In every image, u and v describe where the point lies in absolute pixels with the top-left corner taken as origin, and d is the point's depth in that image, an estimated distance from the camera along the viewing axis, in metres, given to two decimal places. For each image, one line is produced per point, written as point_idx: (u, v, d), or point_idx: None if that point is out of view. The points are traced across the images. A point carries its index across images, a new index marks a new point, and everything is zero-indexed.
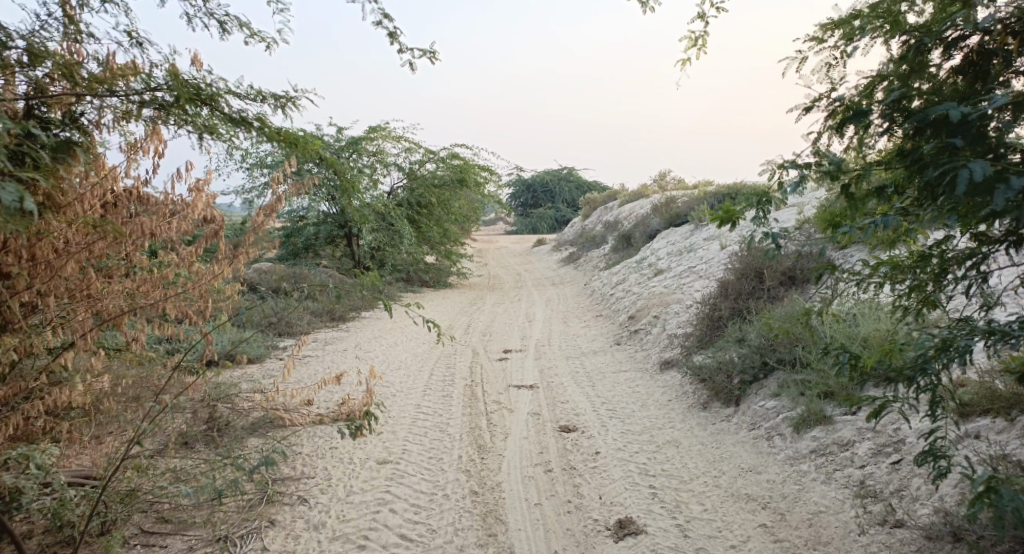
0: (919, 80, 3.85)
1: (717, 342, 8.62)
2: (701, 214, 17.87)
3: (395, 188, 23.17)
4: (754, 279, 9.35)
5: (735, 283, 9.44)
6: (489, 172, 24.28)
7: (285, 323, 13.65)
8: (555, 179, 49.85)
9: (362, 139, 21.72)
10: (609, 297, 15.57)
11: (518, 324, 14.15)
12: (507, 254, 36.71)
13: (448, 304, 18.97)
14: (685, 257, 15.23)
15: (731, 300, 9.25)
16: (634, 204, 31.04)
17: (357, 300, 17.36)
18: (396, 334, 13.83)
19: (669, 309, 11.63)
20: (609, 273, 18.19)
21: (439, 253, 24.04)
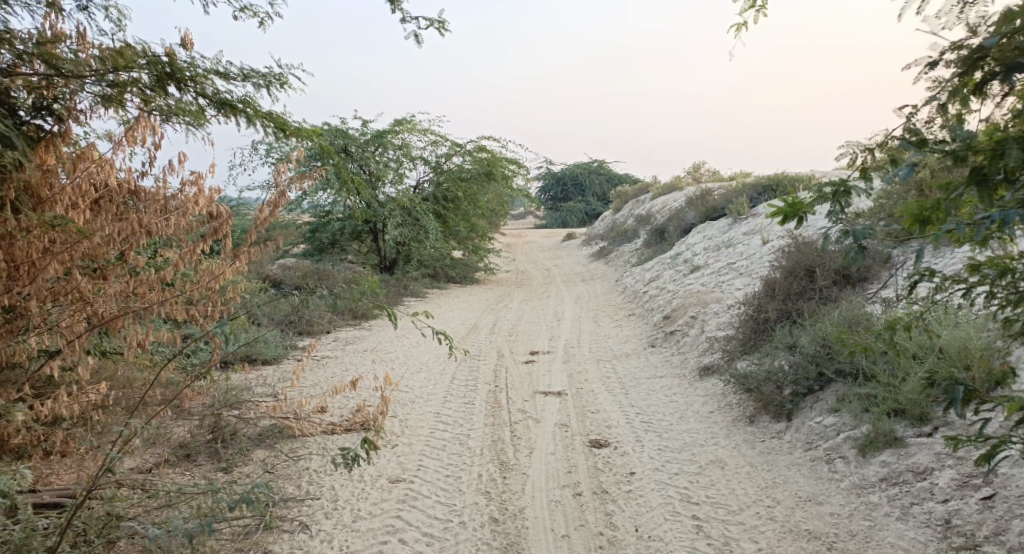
0: (1009, 57, 3.32)
1: (764, 347, 7.89)
2: (739, 208, 17.09)
3: (421, 181, 22.55)
4: (804, 278, 8.60)
5: (782, 282, 8.70)
6: (517, 164, 23.59)
7: (304, 322, 13.09)
8: (585, 172, 49.02)
9: (388, 132, 21.09)
10: (642, 295, 14.87)
11: (547, 323, 13.49)
12: (536, 249, 36.03)
13: (475, 301, 18.37)
14: (722, 253, 14.48)
15: (778, 301, 8.50)
16: (667, 197, 30.19)
17: (381, 298, 16.82)
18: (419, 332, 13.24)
19: (708, 309, 10.91)
20: (642, 269, 17.48)
21: (466, 248, 23.42)
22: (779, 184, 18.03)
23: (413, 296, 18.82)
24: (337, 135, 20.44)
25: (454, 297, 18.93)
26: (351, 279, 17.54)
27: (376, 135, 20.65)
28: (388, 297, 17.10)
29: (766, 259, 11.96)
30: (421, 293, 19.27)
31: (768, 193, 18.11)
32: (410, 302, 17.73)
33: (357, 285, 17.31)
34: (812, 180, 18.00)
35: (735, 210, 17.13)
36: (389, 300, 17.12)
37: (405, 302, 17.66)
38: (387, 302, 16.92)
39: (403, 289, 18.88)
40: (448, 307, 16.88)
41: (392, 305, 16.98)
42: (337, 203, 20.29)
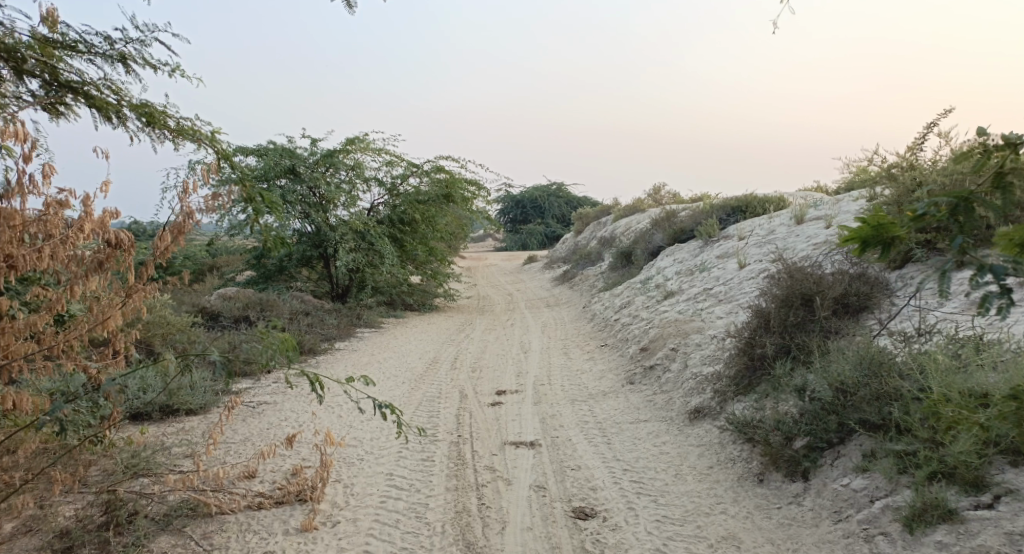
0: None
1: (762, 388, 6.94)
2: (710, 229, 16.26)
3: (375, 204, 21.47)
4: (801, 308, 7.66)
5: (776, 311, 7.76)
6: (476, 186, 22.60)
7: (246, 360, 11.95)
8: (544, 195, 48.25)
9: (338, 152, 19.99)
10: (612, 324, 13.94)
11: (512, 356, 12.46)
12: (497, 273, 35.09)
13: (434, 330, 17.33)
14: (696, 277, 13.61)
15: (775, 334, 7.56)
16: (630, 219, 29.47)
17: (332, 330, 15.72)
18: (372, 369, 12.15)
19: (689, 340, 9.96)
20: (609, 294, 16.58)
21: (424, 274, 22.34)
22: (750, 203, 17.25)
23: (367, 327, 17.72)
24: (285, 157, 19.31)
25: (413, 327, 17.88)
26: (301, 310, 16.44)
27: (328, 156, 19.54)
28: (340, 329, 15.99)
29: (748, 285, 11.08)
30: (377, 322, 18.20)
31: (738, 212, 17.32)
32: (363, 333, 16.65)
33: (307, 316, 16.21)
34: (785, 198, 17.25)
35: (706, 231, 16.30)
36: (340, 331, 16.02)
37: (359, 333, 16.57)
38: (340, 334, 15.83)
39: (356, 319, 17.77)
40: (404, 339, 15.80)
41: (345, 336, 15.88)
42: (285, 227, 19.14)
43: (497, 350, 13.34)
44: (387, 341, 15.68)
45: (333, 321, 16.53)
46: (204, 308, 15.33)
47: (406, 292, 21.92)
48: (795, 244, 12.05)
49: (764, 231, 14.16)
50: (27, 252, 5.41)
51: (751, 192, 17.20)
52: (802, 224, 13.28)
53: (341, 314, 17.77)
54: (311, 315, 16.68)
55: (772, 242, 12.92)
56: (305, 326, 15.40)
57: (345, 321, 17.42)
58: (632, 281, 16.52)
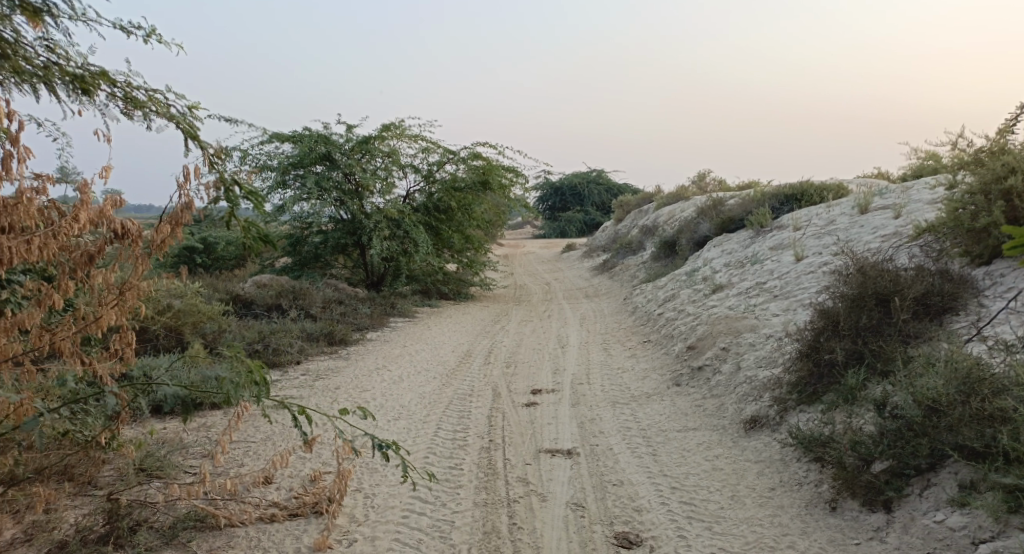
0: None
1: (835, 403, 6.24)
2: (762, 219, 15.42)
3: (411, 191, 20.87)
4: (875, 312, 6.92)
5: (844, 314, 7.02)
6: (515, 172, 21.91)
7: (273, 351, 11.42)
8: (584, 182, 47.38)
9: (373, 137, 19.39)
10: (655, 319, 13.21)
11: (550, 352, 11.79)
12: (534, 261, 34.42)
13: (471, 321, 16.72)
14: (746, 271, 12.81)
15: (844, 339, 6.82)
16: (673, 208, 28.60)
17: (365, 319, 15.17)
18: (404, 362, 11.58)
19: (742, 340, 9.23)
20: (654, 286, 15.83)
21: (461, 262, 21.74)
22: (804, 192, 16.38)
23: (402, 317, 17.15)
24: (319, 141, 18.76)
25: (448, 317, 17.28)
26: (335, 298, 15.91)
27: (363, 141, 18.98)
28: (373, 319, 15.46)
29: (806, 282, 10.32)
30: (412, 311, 17.64)
31: (791, 202, 16.46)
32: (397, 323, 16.08)
33: (340, 304, 15.67)
34: (841, 188, 16.34)
35: (757, 221, 15.47)
36: (374, 320, 15.46)
37: (393, 322, 16.01)
38: (373, 324, 15.27)
39: (391, 308, 17.22)
40: (439, 330, 15.21)
41: (378, 326, 15.33)
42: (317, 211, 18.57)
43: (535, 345, 12.68)
44: (421, 331, 15.08)
45: (367, 309, 15.98)
46: (234, 294, 14.80)
47: (442, 280, 21.34)
48: (857, 238, 11.24)
49: (820, 223, 13.33)
50: (12, 244, 4.82)
51: (805, 181, 16.32)
52: (863, 216, 12.44)
53: (375, 302, 17.21)
54: (344, 303, 16.14)
55: (830, 235, 12.11)
56: (338, 315, 14.86)
57: (380, 309, 16.88)
58: (677, 273, 15.75)
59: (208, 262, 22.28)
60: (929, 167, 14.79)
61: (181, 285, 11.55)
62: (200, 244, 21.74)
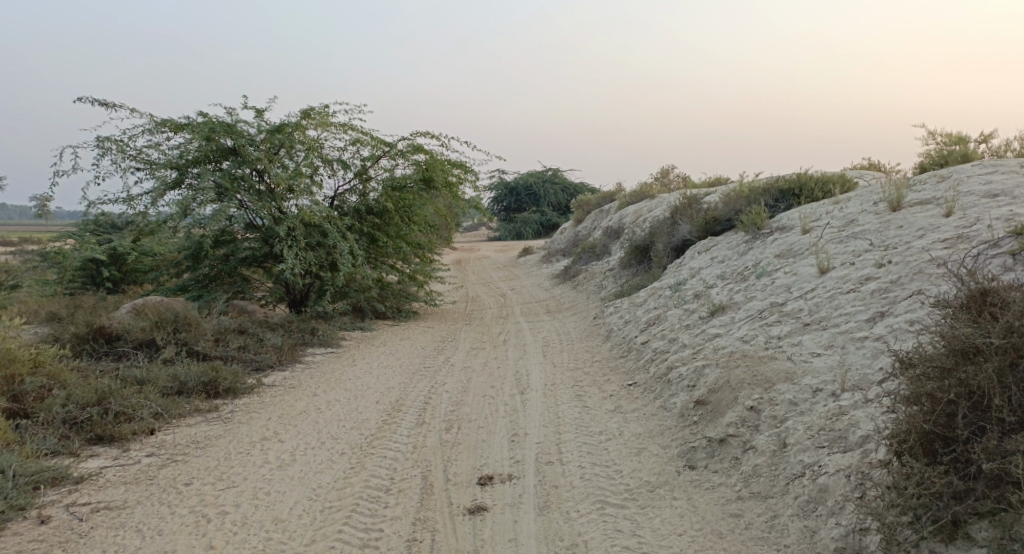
0: None
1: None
2: (757, 219, 12.78)
3: (339, 193, 17.83)
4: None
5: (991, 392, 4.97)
6: (461, 169, 18.96)
7: (117, 417, 8.46)
8: (539, 181, 44.52)
9: (285, 127, 16.33)
10: (640, 350, 10.38)
11: (502, 406, 8.89)
12: (489, 267, 31.55)
13: (409, 349, 13.81)
14: (751, 286, 10.07)
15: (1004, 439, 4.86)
16: (640, 206, 25.82)
17: (268, 357, 12.19)
18: (308, 426, 8.60)
19: (779, 395, 6.47)
20: (630, 304, 13.06)
21: (402, 274, 18.72)
22: (803, 185, 13.64)
23: (322, 348, 14.16)
24: (220, 132, 15.71)
25: (378, 346, 14.26)
26: (235, 327, 12.92)
27: (276, 131, 15.98)
28: (284, 354, 12.51)
29: (850, 308, 7.60)
30: (337, 338, 14.69)
31: (789, 198, 13.69)
32: (316, 357, 13.09)
33: (240, 335, 12.67)
34: (846, 180, 13.60)
35: (751, 220, 12.88)
36: (281, 355, 12.47)
37: (309, 357, 13.05)
38: (279, 362, 12.30)
39: (310, 337, 14.24)
40: (367, 367, 12.19)
41: (286, 365, 12.36)
42: (215, 218, 15.49)
43: (482, 391, 9.71)
44: (341, 370, 12.03)
45: (276, 339, 13.01)
46: (96, 328, 11.77)
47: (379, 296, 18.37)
48: (902, 246, 8.56)
49: (837, 224, 10.63)
50: None
51: (805, 172, 13.59)
52: (896, 214, 9.82)
53: (288, 331, 14.22)
54: (247, 333, 13.14)
55: (860, 240, 9.40)
56: (234, 352, 11.88)
57: (295, 340, 13.92)
58: (659, 287, 12.97)
59: (118, 277, 19.38)
60: (958, 151, 12.18)
61: None
62: (107, 258, 19.00)
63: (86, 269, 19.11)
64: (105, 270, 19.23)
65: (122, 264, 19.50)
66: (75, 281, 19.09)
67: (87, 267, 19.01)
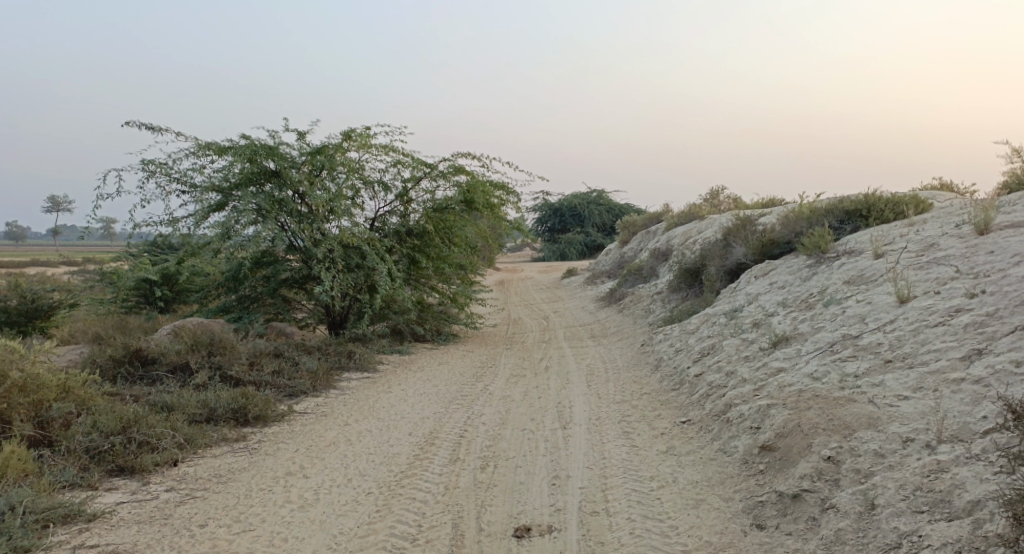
0: None
1: None
2: (822, 240, 12.06)
3: (380, 215, 17.22)
4: None
5: None
6: (505, 190, 18.29)
7: (141, 447, 7.83)
8: (584, 202, 43.78)
9: (329, 149, 15.75)
10: (694, 383, 9.56)
11: (544, 446, 8.12)
12: (533, 288, 30.83)
13: (447, 375, 13.09)
14: (818, 315, 9.22)
15: None
16: (690, 228, 24.95)
17: (301, 381, 11.56)
18: (336, 459, 7.92)
19: (866, 445, 5.68)
20: (681, 331, 12.22)
21: (443, 296, 18.07)
22: (870, 207, 12.78)
23: (358, 373, 13.51)
24: (264, 155, 15.13)
25: (416, 372, 13.58)
26: (269, 350, 12.33)
27: (319, 153, 15.39)
28: (317, 378, 11.90)
29: (941, 344, 6.77)
30: (375, 361, 14.07)
31: (855, 220, 12.94)
32: (350, 382, 12.45)
33: (274, 358, 12.05)
34: (918, 201, 12.71)
35: (815, 242, 12.17)
36: (314, 380, 11.84)
37: (343, 382, 12.39)
38: (312, 388, 11.67)
39: (346, 360, 13.59)
40: (401, 394, 11.49)
41: (319, 391, 11.71)
42: (255, 241, 14.96)
43: (522, 427, 8.92)
44: (374, 396, 11.34)
45: (311, 363, 12.38)
46: (132, 350, 11.22)
47: (418, 318, 17.73)
48: (995, 274, 7.71)
49: (914, 249, 9.78)
50: None
51: (873, 192, 12.82)
52: (984, 238, 8.94)
53: (324, 354, 13.59)
54: (283, 356, 12.53)
55: (943, 267, 8.54)
56: (267, 377, 11.27)
57: (331, 364, 13.29)
58: (714, 314, 12.12)
59: (171, 297, 18.88)
60: None
61: (25, 351, 8.12)
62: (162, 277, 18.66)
63: (139, 289, 18.61)
64: (158, 290, 18.78)
65: (176, 284, 18.97)
66: (129, 300, 18.76)
67: (141, 287, 18.53)
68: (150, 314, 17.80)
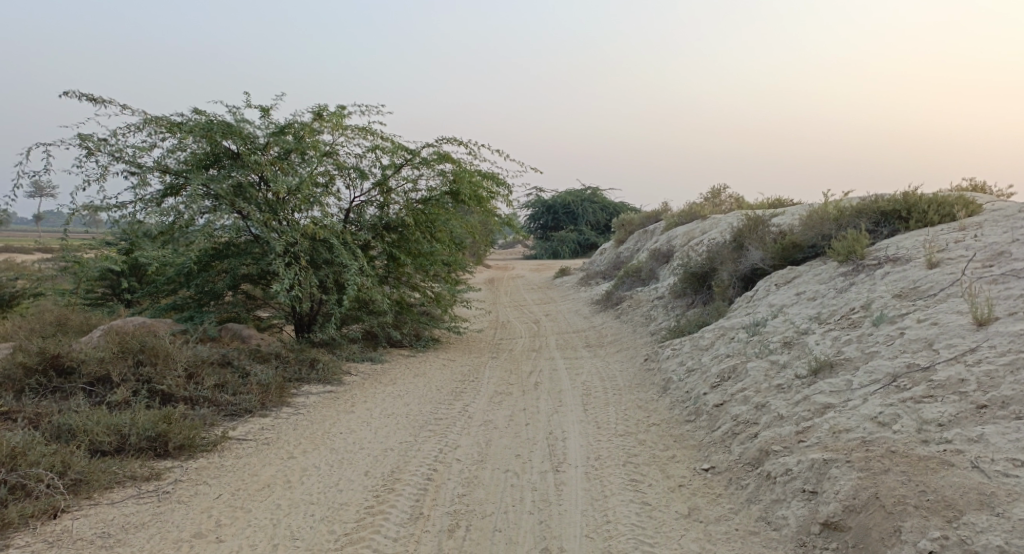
0: None
1: None
2: (854, 245, 10.47)
3: (355, 205, 15.40)
4: None
5: None
6: (495, 181, 16.59)
7: (11, 492, 6.44)
8: (578, 199, 42.11)
9: (294, 130, 13.96)
10: (716, 415, 7.91)
11: (531, 499, 6.42)
12: (524, 287, 29.16)
13: (421, 390, 11.36)
14: (869, 336, 7.65)
15: None
16: (693, 228, 23.31)
17: (247, 396, 9.83)
18: (269, 529, 6.30)
19: (987, 538, 4.87)
20: (693, 346, 10.58)
21: (425, 296, 16.35)
22: (911, 207, 11.21)
23: (319, 388, 11.77)
24: (223, 131, 13.34)
25: (389, 386, 11.84)
26: (216, 357, 10.46)
27: (284, 131, 13.58)
28: (271, 393, 10.22)
29: None
30: (342, 372, 12.36)
31: (892, 223, 11.24)
32: (310, 396, 10.77)
33: (218, 367, 10.29)
34: (966, 201, 11.15)
35: (847, 247, 10.57)
36: (263, 396, 10.08)
37: (298, 395, 10.69)
38: (259, 406, 9.93)
39: (306, 370, 11.86)
40: (362, 415, 9.76)
41: (267, 409, 10.00)
42: (206, 229, 13.13)
43: (503, 470, 7.22)
44: (332, 418, 9.58)
45: (266, 374, 10.48)
46: (49, 357, 9.44)
47: (396, 321, 16.04)
48: None
49: (978, 258, 8.27)
50: None
51: (914, 190, 11.25)
52: None
53: (280, 361, 11.83)
54: (232, 366, 10.64)
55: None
56: (205, 393, 9.53)
57: (287, 376, 11.55)
58: (731, 328, 10.45)
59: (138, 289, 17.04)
60: None
61: None
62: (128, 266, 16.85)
63: (105, 279, 16.88)
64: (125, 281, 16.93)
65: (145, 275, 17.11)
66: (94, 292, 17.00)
67: (105, 277, 16.82)
68: (109, 308, 16.08)
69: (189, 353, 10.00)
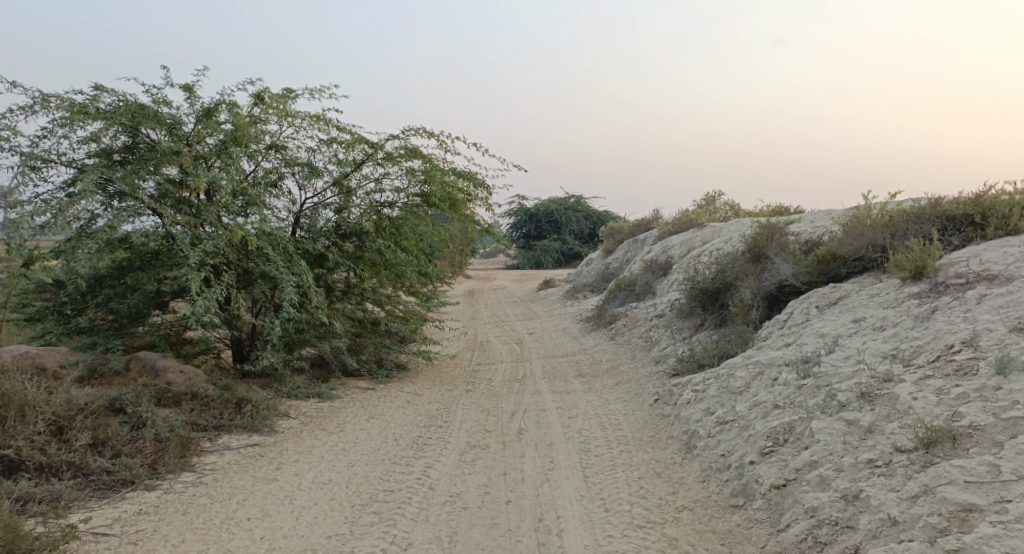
0: None
1: None
2: (924, 257, 8.21)
3: (307, 208, 12.86)
4: None
5: None
6: (471, 181, 14.23)
7: None
8: (562, 207, 39.87)
9: (226, 114, 10.94)
10: (778, 503, 5.63)
11: None
12: (505, 300, 26.75)
13: (372, 443, 8.87)
14: (999, 392, 5.44)
15: None
16: (692, 236, 21.10)
17: (130, 459, 7.38)
18: None
19: None
20: (722, 388, 8.21)
21: (389, 315, 13.87)
22: (988, 212, 9.05)
23: (243, 439, 9.24)
24: (134, 114, 10.48)
25: (336, 434, 9.43)
26: (99, 405, 7.80)
27: (212, 114, 10.75)
28: (171, 449, 7.77)
29: None
30: (277, 414, 9.89)
31: (964, 231, 9.07)
32: (230, 450, 8.34)
33: (101, 416, 7.72)
34: None
35: (913, 259, 8.31)
36: (155, 457, 7.65)
37: (209, 453, 8.17)
38: (147, 471, 7.48)
39: (227, 414, 9.33)
40: (284, 495, 7.23)
41: (158, 476, 7.52)
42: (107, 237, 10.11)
43: None
44: (240, 492, 7.11)
45: (166, 424, 8.01)
46: None
47: (354, 346, 13.61)
48: None
49: None
50: None
51: (991, 191, 9.09)
52: None
53: (196, 402, 9.27)
54: (123, 415, 7.98)
55: None
56: (72, 457, 7.13)
57: (200, 423, 9.04)
58: (771, 365, 8.07)
59: None
60: None
61: None
62: None
63: None
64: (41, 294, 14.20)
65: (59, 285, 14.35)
66: None
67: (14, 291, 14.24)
68: (11, 330, 13.50)
69: (55, 402, 7.45)
